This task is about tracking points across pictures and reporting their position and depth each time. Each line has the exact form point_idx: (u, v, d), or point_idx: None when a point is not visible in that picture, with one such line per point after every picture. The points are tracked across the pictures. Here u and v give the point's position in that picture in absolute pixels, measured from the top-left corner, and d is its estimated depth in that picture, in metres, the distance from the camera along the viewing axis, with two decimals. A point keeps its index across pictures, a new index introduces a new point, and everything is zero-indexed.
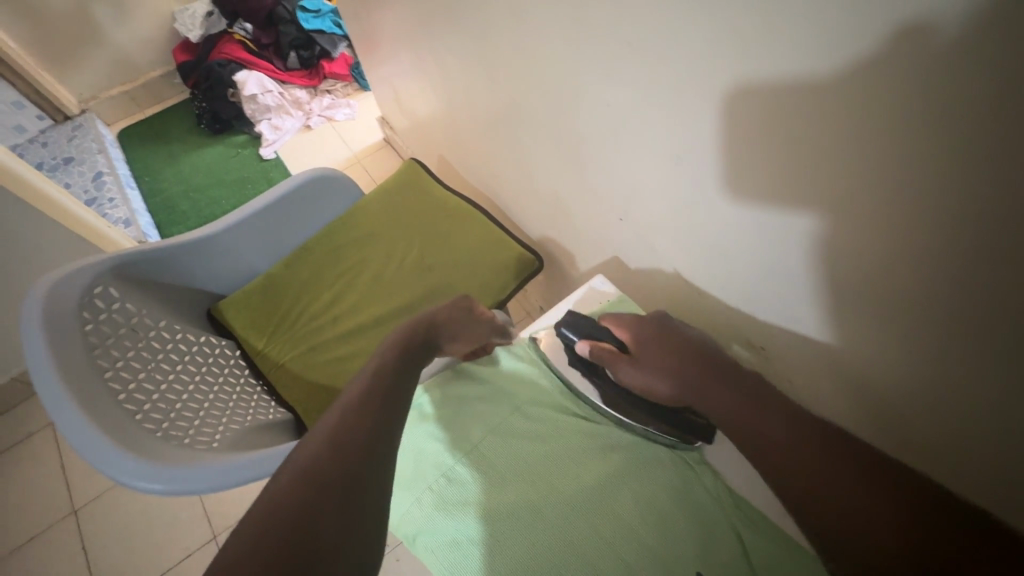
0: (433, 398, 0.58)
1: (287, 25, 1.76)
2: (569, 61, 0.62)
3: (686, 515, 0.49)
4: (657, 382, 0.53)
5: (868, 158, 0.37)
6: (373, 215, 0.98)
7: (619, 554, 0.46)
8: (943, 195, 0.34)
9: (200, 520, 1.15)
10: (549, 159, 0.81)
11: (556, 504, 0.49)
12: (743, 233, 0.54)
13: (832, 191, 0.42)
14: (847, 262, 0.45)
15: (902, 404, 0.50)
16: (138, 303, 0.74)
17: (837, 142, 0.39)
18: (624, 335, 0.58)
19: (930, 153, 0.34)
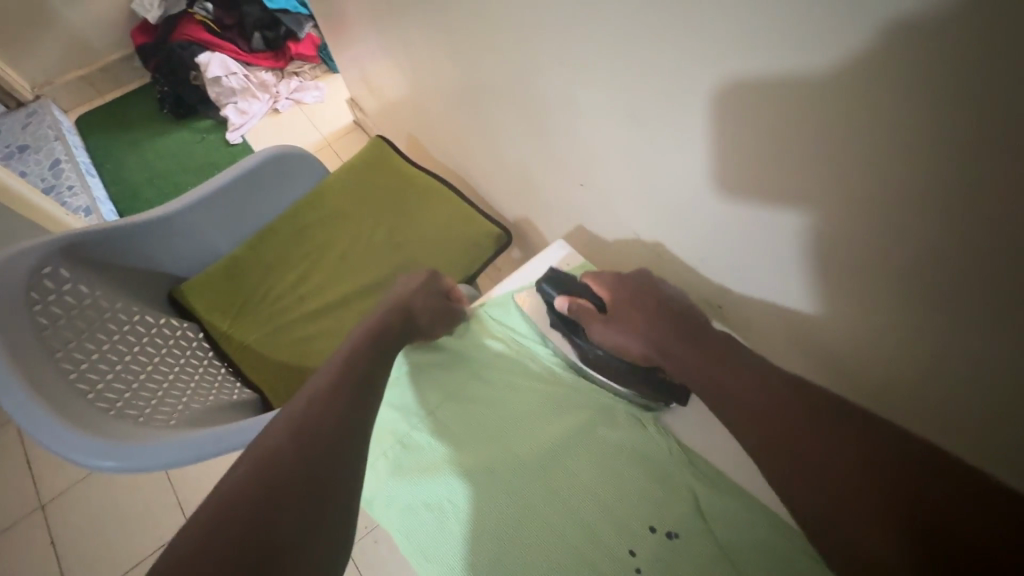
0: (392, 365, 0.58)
1: (251, 5, 1.70)
2: (525, 25, 0.61)
3: (643, 471, 0.49)
4: (629, 341, 0.53)
5: (812, 107, 0.38)
6: (339, 192, 0.96)
7: (573, 512, 0.47)
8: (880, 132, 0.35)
9: (173, 510, 1.13)
10: (515, 132, 0.80)
11: (512, 468, 0.50)
12: (692, 194, 0.54)
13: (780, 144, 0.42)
14: (798, 215, 0.45)
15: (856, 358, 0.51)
16: (91, 284, 0.72)
17: (782, 92, 0.39)
18: (603, 293, 0.57)
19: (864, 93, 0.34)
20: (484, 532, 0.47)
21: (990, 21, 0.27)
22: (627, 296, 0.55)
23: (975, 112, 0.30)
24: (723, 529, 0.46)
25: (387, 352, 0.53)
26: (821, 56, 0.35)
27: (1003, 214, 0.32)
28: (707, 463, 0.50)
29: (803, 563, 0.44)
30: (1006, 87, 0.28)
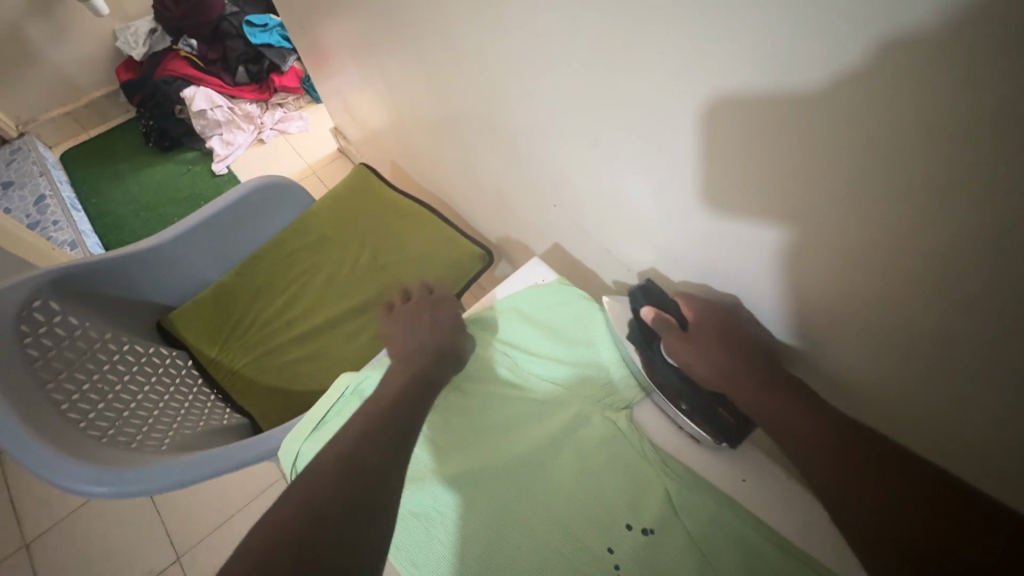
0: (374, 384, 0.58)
1: (234, 40, 1.75)
2: (496, 58, 0.64)
3: (620, 474, 0.52)
4: (698, 361, 0.54)
5: (748, 135, 0.41)
6: (324, 218, 0.99)
7: (555, 516, 0.49)
8: (805, 155, 0.39)
9: (162, 542, 1.12)
10: (493, 157, 0.84)
11: (496, 475, 0.52)
12: (656, 212, 0.57)
13: (728, 170, 0.45)
14: (751, 234, 0.48)
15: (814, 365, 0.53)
16: (80, 316, 0.73)
17: (728, 122, 0.42)
18: (688, 311, 0.57)
19: (785, 122, 0.38)
20: (470, 539, 0.49)
21: (894, 62, 0.30)
22: (709, 319, 0.55)
23: (888, 142, 0.33)
24: (697, 527, 0.48)
25: None
26: (738, 91, 0.40)
27: (920, 232, 0.36)
28: (680, 464, 0.53)
29: (771, 556, 0.46)
30: (911, 121, 0.31)
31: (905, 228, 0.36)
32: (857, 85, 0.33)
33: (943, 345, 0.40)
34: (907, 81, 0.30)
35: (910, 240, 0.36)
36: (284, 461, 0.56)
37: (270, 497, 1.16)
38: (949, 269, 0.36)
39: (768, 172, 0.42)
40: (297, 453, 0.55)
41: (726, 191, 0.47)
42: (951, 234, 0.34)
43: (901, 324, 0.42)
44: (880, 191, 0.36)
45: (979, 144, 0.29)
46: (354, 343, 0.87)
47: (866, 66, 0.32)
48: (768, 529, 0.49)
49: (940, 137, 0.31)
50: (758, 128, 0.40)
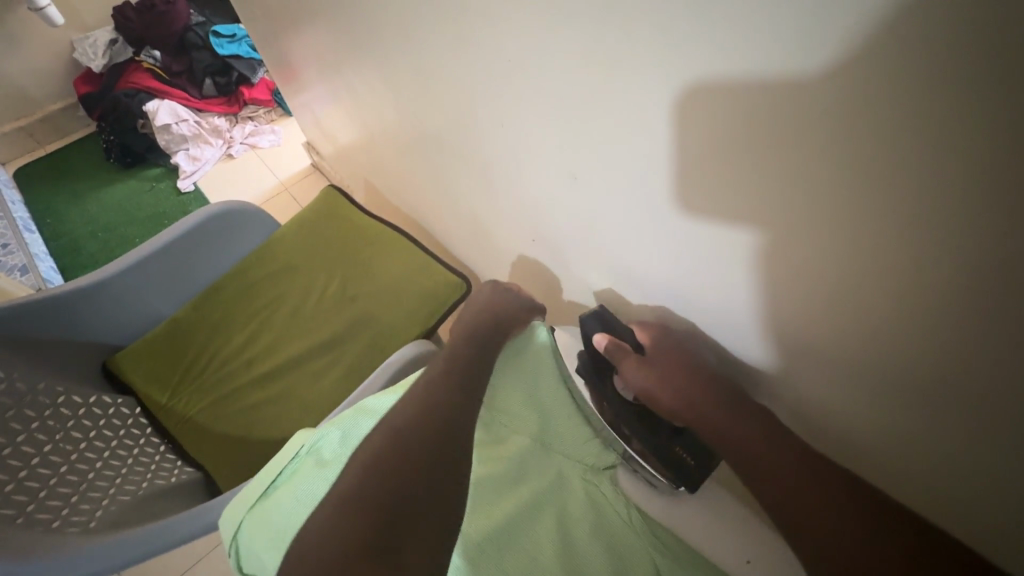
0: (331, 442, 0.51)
1: (200, 51, 1.65)
2: (467, 82, 0.58)
3: (605, 553, 0.46)
4: (661, 391, 0.51)
5: (746, 177, 0.36)
6: (289, 247, 0.92)
7: None
8: (819, 208, 0.33)
9: None
10: (469, 182, 0.78)
11: (472, 539, 0.47)
12: (651, 248, 0.52)
13: (730, 213, 0.40)
14: (762, 287, 0.43)
15: (831, 423, 0.47)
16: (5, 367, 0.66)
17: (729, 166, 0.36)
18: (643, 336, 0.54)
19: (792, 171, 0.33)
20: None
21: (924, 102, 0.25)
22: (665, 345, 0.51)
23: (912, 192, 0.28)
24: None
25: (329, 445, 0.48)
26: (734, 132, 0.34)
27: (945, 289, 0.31)
28: (674, 540, 0.47)
29: None
30: (945, 169, 0.26)
31: (933, 288, 0.31)
32: (874, 130, 0.27)
33: (967, 417, 0.35)
34: (947, 134, 0.25)
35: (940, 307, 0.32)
36: (224, 530, 0.49)
37: None
38: (979, 336, 0.31)
39: (770, 216, 0.37)
40: (239, 524, 0.48)
41: (726, 232, 0.42)
42: (987, 299, 0.29)
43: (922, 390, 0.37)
44: (898, 250, 0.31)
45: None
46: (322, 382, 0.80)
47: (895, 113, 0.26)
48: None
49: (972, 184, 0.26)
50: (755, 165, 0.35)
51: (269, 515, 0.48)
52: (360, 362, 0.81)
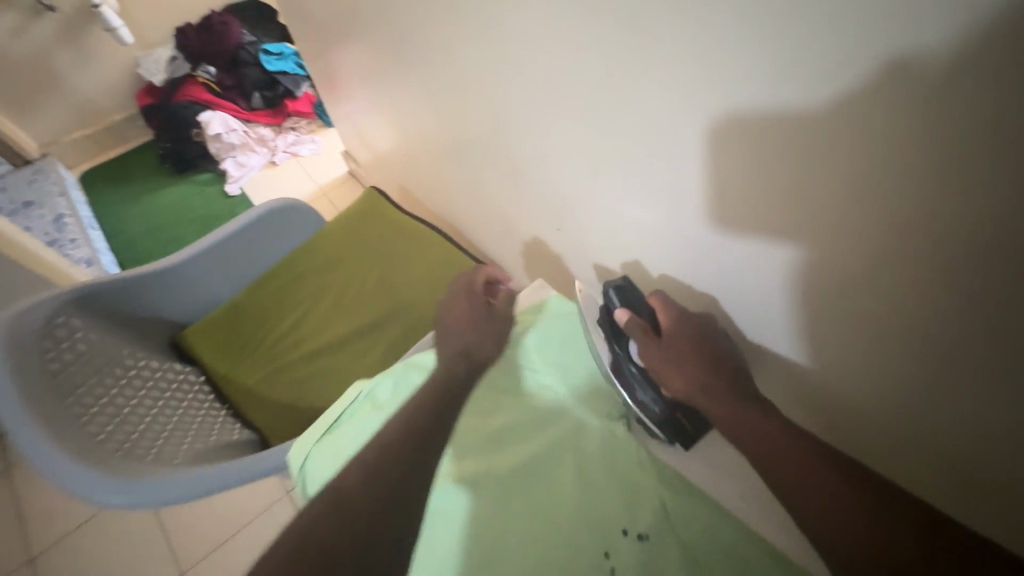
0: (383, 389, 0.60)
1: (250, 67, 1.79)
2: (501, 93, 0.68)
3: (614, 487, 0.53)
4: (672, 370, 0.53)
5: (741, 164, 0.43)
6: (334, 240, 1.03)
7: (551, 520, 0.52)
8: (803, 190, 0.40)
9: (167, 559, 1.16)
10: (498, 183, 0.87)
11: (500, 475, 0.55)
12: (666, 231, 0.57)
13: (728, 198, 0.47)
14: (755, 265, 0.49)
15: (826, 389, 0.53)
16: (101, 331, 0.76)
17: (727, 156, 0.44)
18: (661, 315, 0.56)
19: (779, 159, 0.40)
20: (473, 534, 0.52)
21: (877, 97, 0.32)
22: (682, 324, 0.54)
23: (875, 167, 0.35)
24: (689, 534, 0.50)
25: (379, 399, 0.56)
26: (732, 125, 0.41)
27: (904, 251, 0.37)
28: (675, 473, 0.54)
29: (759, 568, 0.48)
30: (902, 147, 0.33)
31: (893, 251, 0.38)
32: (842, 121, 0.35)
33: (933, 365, 0.42)
34: (905, 120, 0.32)
35: (901, 271, 0.38)
36: (291, 461, 0.57)
37: (273, 515, 1.20)
38: (933, 290, 0.38)
39: (760, 204, 0.44)
40: (306, 455, 0.57)
41: (725, 220, 0.49)
42: (935, 255, 0.36)
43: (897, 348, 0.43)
44: (864, 223, 0.38)
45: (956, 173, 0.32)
46: (363, 360, 0.89)
47: (861, 105, 0.33)
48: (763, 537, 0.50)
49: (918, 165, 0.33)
50: (748, 155, 0.42)
51: (334, 448, 0.56)
52: (397, 344, 0.91)
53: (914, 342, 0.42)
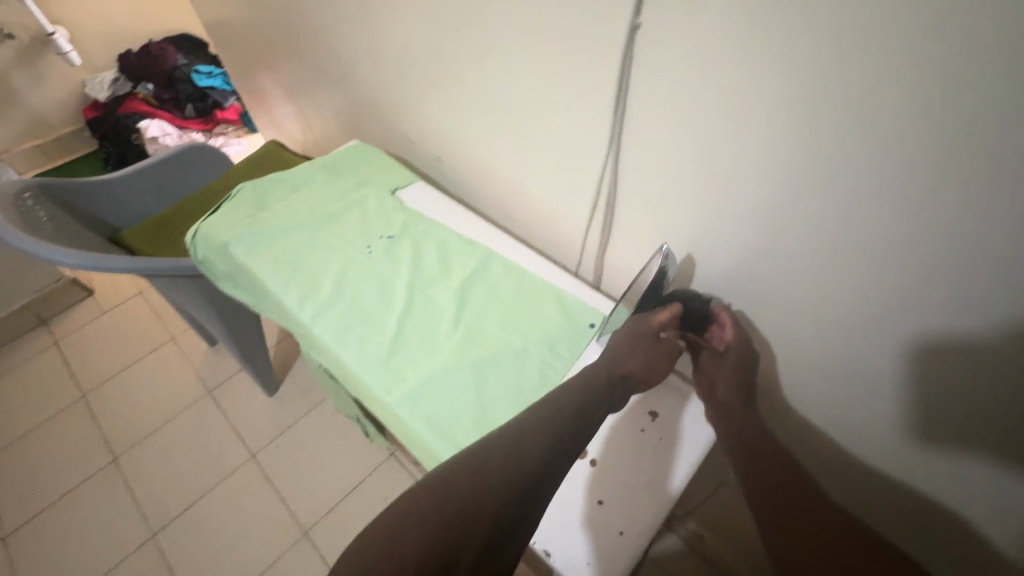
0: (245, 189, 0.91)
1: (184, 84, 2.17)
2: (343, 31, 1.09)
3: (484, 301, 0.76)
4: (719, 382, 0.66)
5: (428, 16, 0.83)
6: (239, 174, 1.35)
7: (451, 359, 0.69)
8: (452, 28, 0.80)
9: (101, 448, 1.40)
10: (358, 112, 1.28)
11: (427, 350, 0.70)
12: (688, 209, 0.64)
13: (434, 50, 0.87)
14: (456, 93, 0.89)
15: (505, 178, 0.92)
16: (56, 210, 1.10)
17: (423, 17, 0.84)
18: (732, 338, 0.66)
19: (438, 10, 0.80)
20: (414, 391, 0.66)
21: None
22: (734, 350, 0.65)
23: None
24: (525, 316, 0.74)
25: (247, 192, 0.91)
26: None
27: (484, 43, 0.76)
28: (416, 213, 0.88)
29: (536, 300, 0.76)
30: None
31: (480, 46, 0.77)
32: (667, 125, 0.59)
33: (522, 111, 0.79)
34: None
35: (486, 60, 0.78)
36: (188, 237, 0.88)
37: (197, 410, 1.46)
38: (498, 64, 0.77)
39: (435, 51, 0.87)
40: (195, 230, 0.87)
41: (709, 195, 0.61)
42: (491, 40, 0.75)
43: (796, 338, 0.65)
44: (459, 60, 0.83)
45: (581, 73, 0.65)
46: None
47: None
48: (496, 256, 0.81)
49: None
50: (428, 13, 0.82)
51: (214, 221, 0.87)
52: None
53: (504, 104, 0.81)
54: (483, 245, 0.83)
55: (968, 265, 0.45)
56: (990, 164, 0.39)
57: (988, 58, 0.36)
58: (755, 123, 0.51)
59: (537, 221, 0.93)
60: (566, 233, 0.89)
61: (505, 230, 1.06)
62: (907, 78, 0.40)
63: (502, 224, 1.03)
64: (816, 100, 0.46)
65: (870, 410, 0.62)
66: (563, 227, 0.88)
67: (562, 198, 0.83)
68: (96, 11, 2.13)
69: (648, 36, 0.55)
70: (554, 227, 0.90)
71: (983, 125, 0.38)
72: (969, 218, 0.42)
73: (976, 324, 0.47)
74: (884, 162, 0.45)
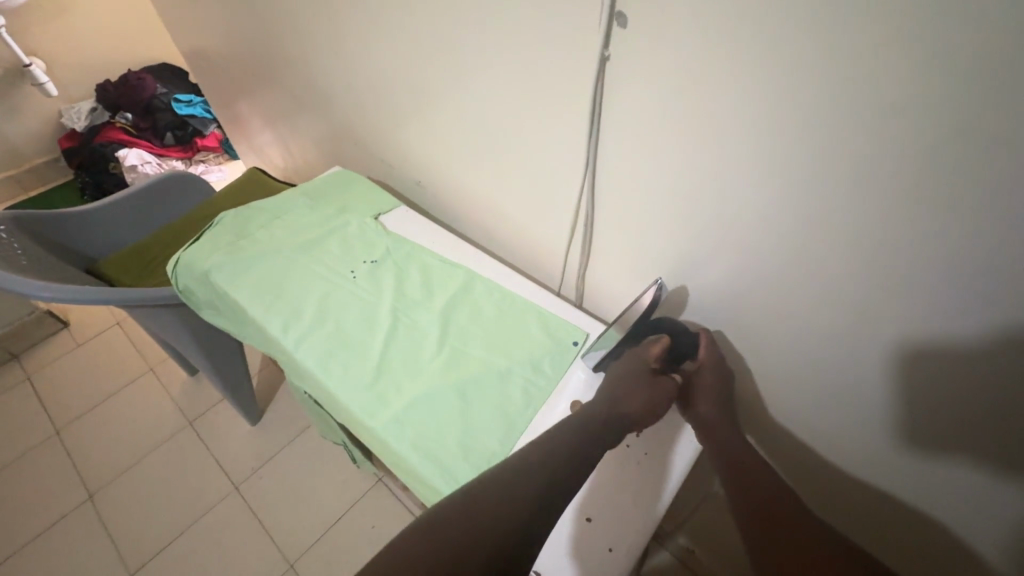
0: (226, 217, 0.91)
1: (163, 112, 2.17)
2: (323, 61, 1.11)
3: (467, 322, 0.77)
4: (702, 402, 0.66)
5: (407, 46, 0.85)
6: (219, 201, 1.35)
7: (436, 381, 0.69)
8: (431, 57, 0.83)
9: (76, 486, 1.35)
10: (339, 138, 1.29)
11: (413, 373, 0.70)
12: (667, 225, 0.67)
13: (413, 78, 0.90)
14: (436, 119, 0.92)
15: (486, 200, 0.94)
16: (32, 242, 1.09)
17: (403, 47, 0.87)
18: (704, 358, 0.67)
19: (417, 40, 0.83)
20: (400, 414, 0.66)
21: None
22: (712, 369, 0.67)
23: (437, 27, 0.77)
24: (508, 336, 0.75)
25: (229, 220, 0.91)
26: (397, 29, 0.84)
27: (462, 71, 0.79)
28: (399, 237, 0.89)
29: (519, 320, 0.77)
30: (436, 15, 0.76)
31: (458, 74, 0.80)
32: (641, 148, 0.62)
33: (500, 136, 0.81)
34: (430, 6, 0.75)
35: (465, 87, 0.81)
36: (168, 267, 0.87)
37: (178, 441, 1.43)
38: (476, 91, 0.79)
39: (414, 79, 0.89)
40: (175, 259, 0.87)
41: (686, 212, 0.63)
42: (469, 68, 0.77)
43: (774, 347, 0.66)
44: (439, 88, 0.86)
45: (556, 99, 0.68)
46: None
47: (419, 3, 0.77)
48: (478, 276, 0.83)
49: (444, 23, 0.76)
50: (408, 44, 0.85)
51: (194, 250, 0.86)
52: None
53: (483, 129, 0.83)
54: (465, 266, 0.85)
55: (930, 272, 0.47)
56: (940, 179, 0.42)
57: (931, 83, 0.39)
58: (721, 146, 0.54)
59: (518, 241, 0.95)
60: (546, 253, 0.90)
61: (487, 250, 1.07)
62: (861, 102, 0.43)
63: (484, 246, 1.05)
64: (778, 124, 0.49)
65: (847, 416, 0.64)
66: (544, 247, 0.90)
67: (542, 219, 0.85)
68: (73, 43, 2.13)
69: (618, 65, 0.58)
70: (535, 247, 0.92)
71: (932, 144, 0.41)
72: (926, 229, 0.45)
73: (941, 328, 0.50)
74: (845, 179, 0.47)
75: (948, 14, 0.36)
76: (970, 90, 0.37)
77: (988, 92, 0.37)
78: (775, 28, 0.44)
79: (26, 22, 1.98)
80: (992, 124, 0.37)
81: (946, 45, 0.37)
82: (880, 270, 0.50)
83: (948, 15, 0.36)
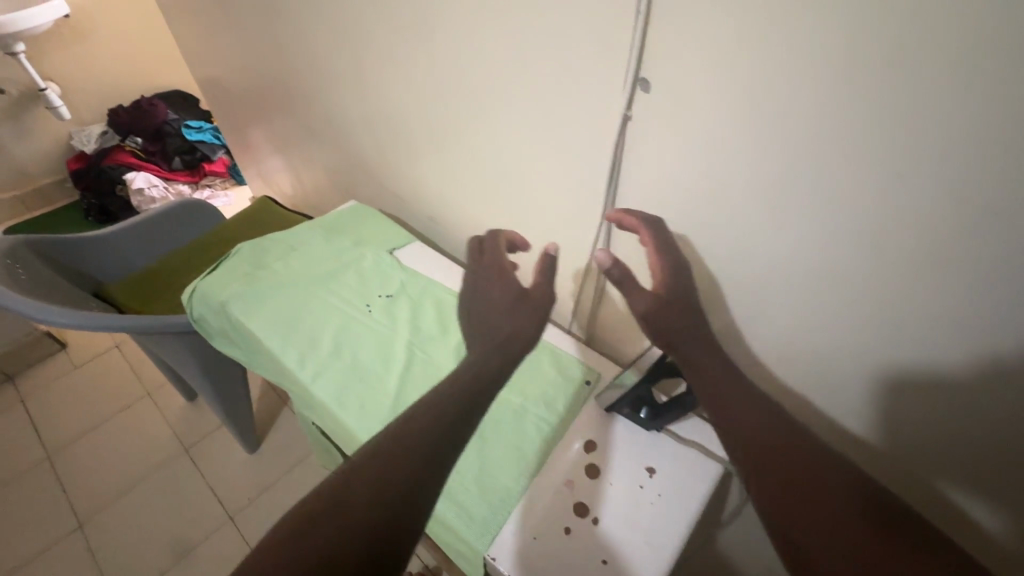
0: (244, 248, 0.93)
1: (173, 138, 2.20)
2: (342, 98, 1.15)
3: None
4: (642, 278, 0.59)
5: (429, 90, 0.89)
6: (229, 229, 1.37)
7: None
8: (451, 101, 0.86)
9: (65, 514, 1.32)
10: (352, 172, 1.33)
11: None
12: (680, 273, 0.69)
13: (432, 119, 0.93)
14: (452, 157, 0.95)
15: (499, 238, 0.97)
16: (43, 267, 1.10)
17: (423, 90, 0.90)
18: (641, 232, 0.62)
19: (439, 85, 0.86)
20: None
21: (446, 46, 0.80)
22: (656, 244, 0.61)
23: (461, 74, 0.81)
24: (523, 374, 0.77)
25: (245, 251, 0.93)
26: (420, 73, 0.88)
27: (483, 116, 0.82)
28: (414, 271, 0.91)
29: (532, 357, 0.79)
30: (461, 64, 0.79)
31: (479, 118, 0.83)
32: (658, 198, 0.65)
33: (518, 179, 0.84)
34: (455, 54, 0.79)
35: (485, 131, 0.84)
36: (184, 296, 0.88)
37: (172, 469, 1.40)
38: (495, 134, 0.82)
39: (433, 121, 0.93)
40: (193, 288, 0.88)
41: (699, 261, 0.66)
42: (490, 114, 0.81)
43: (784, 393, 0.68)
44: (457, 130, 0.89)
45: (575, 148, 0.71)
46: None
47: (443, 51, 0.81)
48: None
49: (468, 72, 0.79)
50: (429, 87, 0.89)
51: (212, 280, 0.88)
52: None
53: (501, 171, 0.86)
54: None
55: (934, 330, 0.49)
56: (950, 243, 0.44)
57: (939, 157, 0.42)
58: (735, 202, 0.57)
59: (529, 278, 0.97)
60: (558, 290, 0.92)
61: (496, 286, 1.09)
62: (873, 170, 0.46)
63: None
64: (794, 185, 0.51)
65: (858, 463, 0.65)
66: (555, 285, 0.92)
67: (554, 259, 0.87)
68: (88, 68, 2.18)
69: (639, 122, 0.61)
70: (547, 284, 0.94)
71: (941, 212, 0.44)
72: (933, 289, 0.47)
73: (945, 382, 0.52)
74: (857, 241, 0.50)
75: (954, 96, 0.39)
76: (971, 166, 0.40)
77: (994, 167, 0.40)
78: (792, 100, 0.47)
79: (45, 48, 2.03)
80: (998, 196, 0.40)
81: (955, 123, 0.40)
82: (887, 325, 0.53)
83: (956, 96, 0.39)
